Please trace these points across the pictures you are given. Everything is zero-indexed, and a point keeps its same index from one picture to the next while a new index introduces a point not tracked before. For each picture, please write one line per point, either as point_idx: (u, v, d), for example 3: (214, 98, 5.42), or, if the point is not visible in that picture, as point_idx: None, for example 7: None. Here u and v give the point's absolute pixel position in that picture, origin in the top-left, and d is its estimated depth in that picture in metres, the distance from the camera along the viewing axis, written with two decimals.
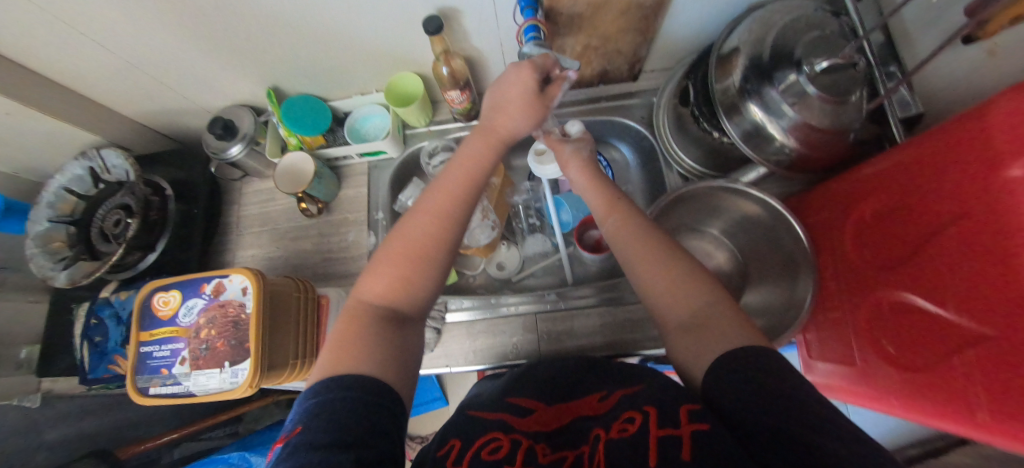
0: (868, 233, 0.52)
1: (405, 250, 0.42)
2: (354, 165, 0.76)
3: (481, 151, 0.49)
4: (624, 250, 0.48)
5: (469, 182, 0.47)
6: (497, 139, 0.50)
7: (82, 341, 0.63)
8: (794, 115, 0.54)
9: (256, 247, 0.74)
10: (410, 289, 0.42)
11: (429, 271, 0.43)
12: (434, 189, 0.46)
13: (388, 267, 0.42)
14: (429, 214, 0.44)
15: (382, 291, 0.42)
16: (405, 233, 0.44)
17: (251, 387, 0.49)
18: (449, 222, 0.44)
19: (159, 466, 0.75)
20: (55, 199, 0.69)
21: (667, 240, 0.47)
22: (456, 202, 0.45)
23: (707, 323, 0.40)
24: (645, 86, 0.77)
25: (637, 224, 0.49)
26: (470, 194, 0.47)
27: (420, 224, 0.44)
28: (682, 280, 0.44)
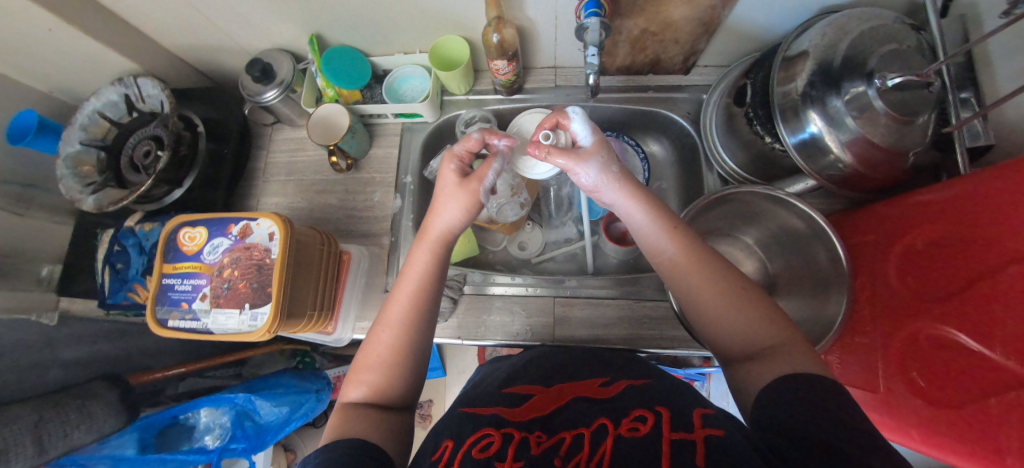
0: (915, 262, 0.49)
1: (372, 360, 0.45)
2: (388, 124, 0.74)
3: (429, 254, 0.50)
4: (681, 279, 0.47)
5: (422, 283, 0.48)
6: (440, 237, 0.50)
7: (105, 266, 0.64)
8: (856, 129, 0.51)
9: (280, 196, 0.74)
10: (384, 386, 0.43)
11: (401, 369, 0.45)
12: (391, 299, 0.48)
13: (366, 373, 0.44)
14: (390, 322, 0.46)
15: (369, 386, 0.44)
16: (375, 342, 0.46)
17: (269, 332, 0.48)
18: (411, 327, 0.46)
19: (163, 397, 0.75)
20: (88, 121, 0.69)
21: (730, 280, 0.44)
22: (416, 306, 0.47)
23: (768, 355, 0.39)
24: (696, 81, 0.74)
25: (703, 259, 0.46)
26: (427, 292, 0.48)
27: (382, 332, 0.46)
28: (746, 319, 0.42)
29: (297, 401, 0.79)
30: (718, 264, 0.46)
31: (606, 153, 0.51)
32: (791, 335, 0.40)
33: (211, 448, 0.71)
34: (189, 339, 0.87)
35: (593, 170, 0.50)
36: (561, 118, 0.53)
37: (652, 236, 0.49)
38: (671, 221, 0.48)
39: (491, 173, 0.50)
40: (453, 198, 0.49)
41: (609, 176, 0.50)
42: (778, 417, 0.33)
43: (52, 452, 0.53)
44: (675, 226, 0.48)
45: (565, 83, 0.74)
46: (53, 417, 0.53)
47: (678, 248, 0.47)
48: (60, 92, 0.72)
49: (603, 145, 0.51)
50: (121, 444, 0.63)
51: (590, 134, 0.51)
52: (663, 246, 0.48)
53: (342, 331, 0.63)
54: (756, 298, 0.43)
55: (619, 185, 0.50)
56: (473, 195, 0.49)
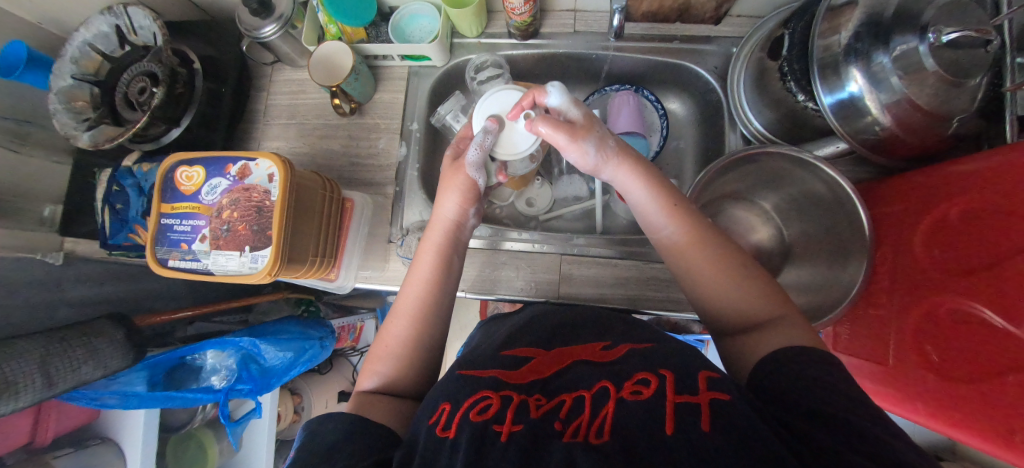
0: (943, 235, 0.47)
1: (386, 349, 0.46)
2: (393, 67, 0.70)
3: (437, 251, 0.50)
4: (681, 260, 0.45)
5: (435, 281, 0.49)
6: (446, 231, 0.52)
7: (102, 206, 0.62)
8: (900, 90, 0.46)
9: (281, 140, 0.71)
10: (399, 372, 0.45)
11: (414, 357, 0.46)
12: (404, 290, 0.50)
13: (380, 362, 0.46)
14: (403, 313, 0.48)
15: (384, 372, 0.45)
16: (388, 331, 0.48)
17: (270, 275, 0.47)
18: (423, 320, 0.47)
19: (172, 339, 0.77)
20: (78, 54, 0.65)
21: (732, 257, 0.42)
22: (429, 299, 0.48)
23: (763, 328, 0.38)
24: (727, 33, 0.68)
25: (704, 237, 0.44)
26: (440, 288, 0.49)
27: (396, 322, 0.47)
28: (743, 291, 0.41)
29: (302, 348, 0.82)
30: (720, 242, 0.44)
31: (591, 130, 0.48)
32: (788, 311, 0.39)
33: (218, 388, 0.72)
34: (193, 285, 0.88)
35: (590, 148, 0.48)
36: (538, 95, 0.51)
37: (651, 213, 0.47)
38: (672, 199, 0.46)
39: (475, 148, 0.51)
40: (452, 189, 0.52)
41: (608, 152, 0.48)
42: (784, 387, 0.32)
43: (61, 385, 0.53)
44: (675, 204, 0.46)
45: (585, 29, 0.68)
46: (59, 351, 0.53)
47: (677, 227, 0.45)
48: (50, 24, 0.69)
49: (592, 120, 0.49)
50: (132, 380, 0.64)
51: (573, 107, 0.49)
52: (662, 225, 0.46)
53: (344, 279, 0.62)
54: (757, 276, 0.41)
55: (617, 161, 0.48)
56: (467, 186, 0.52)
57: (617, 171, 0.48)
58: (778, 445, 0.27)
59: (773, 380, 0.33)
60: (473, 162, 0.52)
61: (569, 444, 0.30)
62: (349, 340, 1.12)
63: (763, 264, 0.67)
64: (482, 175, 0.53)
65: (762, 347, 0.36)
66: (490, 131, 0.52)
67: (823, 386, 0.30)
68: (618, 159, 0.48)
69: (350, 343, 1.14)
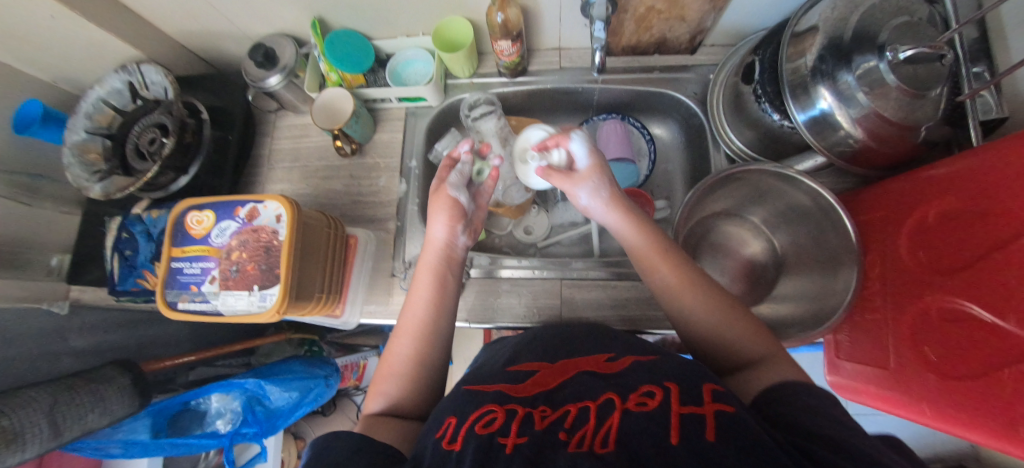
0: (927, 237, 0.49)
1: (391, 369, 0.47)
2: (391, 108, 0.74)
3: (433, 271, 0.53)
4: (674, 302, 0.47)
5: (435, 297, 0.51)
6: (442, 251, 0.54)
7: (114, 253, 0.64)
8: (866, 104, 0.50)
9: (286, 183, 0.74)
10: (405, 391, 0.45)
11: (418, 377, 0.47)
12: (405, 311, 0.51)
13: (387, 383, 0.46)
14: (405, 332, 0.49)
15: (390, 394, 0.45)
16: (391, 353, 0.48)
17: (278, 313, 0.48)
18: (426, 339, 0.48)
19: (174, 384, 0.76)
20: (93, 110, 0.69)
21: (720, 301, 0.45)
22: (431, 318, 0.49)
23: (763, 364, 0.39)
24: (703, 61, 0.72)
25: (693, 280, 0.46)
26: (440, 304, 0.51)
27: (398, 342, 0.48)
28: (734, 333, 0.42)
29: (307, 386, 0.81)
30: (706, 285, 0.46)
31: (593, 175, 0.54)
32: (777, 349, 0.41)
33: (223, 432, 0.72)
34: (198, 328, 0.88)
35: (586, 191, 0.54)
36: (562, 139, 0.57)
37: (642, 257, 0.49)
38: (662, 243, 0.49)
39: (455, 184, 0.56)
40: (442, 213, 0.54)
41: (602, 196, 0.53)
42: (783, 409, 0.32)
43: (67, 435, 0.53)
44: (665, 249, 0.48)
45: (570, 65, 0.73)
46: (66, 400, 0.53)
47: (669, 272, 0.47)
48: (64, 82, 0.73)
49: (598, 169, 0.54)
50: (136, 428, 0.63)
51: (585, 158, 0.55)
52: (655, 270, 0.48)
53: (350, 314, 0.63)
54: (744, 318, 0.44)
55: (608, 205, 0.53)
56: (454, 207, 0.54)
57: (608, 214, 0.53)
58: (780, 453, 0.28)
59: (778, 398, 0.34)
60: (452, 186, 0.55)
61: (574, 453, 0.31)
62: (353, 378, 1.12)
63: (758, 278, 0.69)
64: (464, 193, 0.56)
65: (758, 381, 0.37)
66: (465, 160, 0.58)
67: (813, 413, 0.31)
68: (611, 204, 0.53)
69: (354, 382, 1.15)
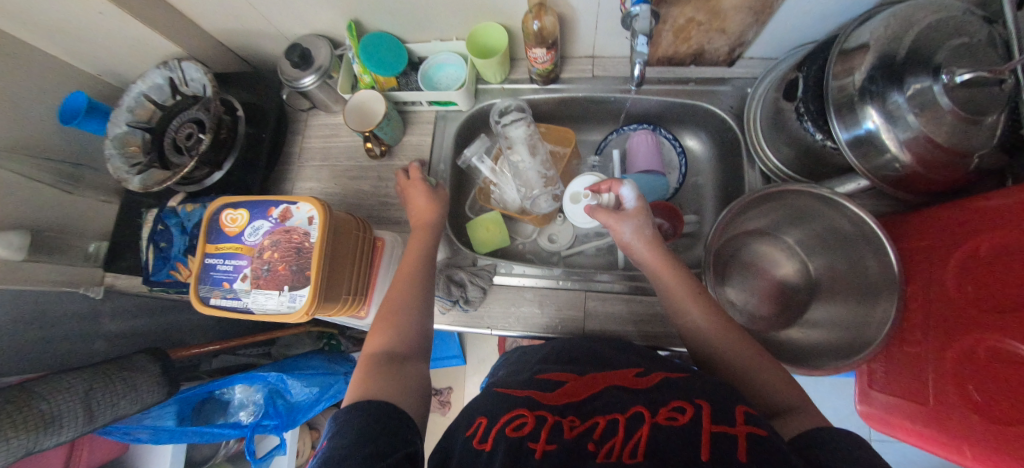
0: (974, 270, 0.46)
1: (384, 320, 0.50)
2: (421, 111, 0.74)
3: (418, 235, 0.59)
4: (706, 342, 0.47)
5: (413, 250, 0.57)
6: (424, 219, 0.60)
7: (149, 244, 0.66)
8: (917, 126, 0.47)
9: (314, 181, 0.75)
10: (397, 334, 0.48)
11: (406, 323, 0.49)
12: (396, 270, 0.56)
13: (379, 326, 0.49)
14: (397, 285, 0.53)
15: (384, 340, 0.47)
16: (385, 306, 0.52)
17: (307, 314, 0.49)
18: (414, 287, 0.53)
19: (198, 371, 0.77)
20: (134, 104, 0.71)
21: (749, 347, 0.45)
22: (417, 271, 0.55)
23: (794, 413, 0.38)
24: (740, 74, 0.70)
25: (724, 326, 0.47)
26: (416, 254, 0.57)
27: (392, 295, 0.52)
28: (762, 379, 0.42)
29: (326, 383, 0.82)
30: (732, 329, 0.47)
31: (638, 216, 0.53)
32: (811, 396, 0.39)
33: (246, 423, 0.73)
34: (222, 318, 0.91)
35: (629, 230, 0.53)
36: (614, 184, 0.58)
37: (674, 298, 0.50)
38: (694, 286, 0.50)
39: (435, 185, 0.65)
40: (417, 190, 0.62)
41: (646, 238, 0.53)
42: (824, 459, 0.31)
43: (100, 420, 0.54)
44: (698, 291, 0.49)
45: (603, 73, 0.72)
46: (101, 386, 0.55)
47: (698, 313, 0.48)
48: (109, 75, 0.75)
49: (643, 211, 0.54)
50: (161, 415, 0.65)
51: (633, 200, 0.55)
52: (685, 313, 0.49)
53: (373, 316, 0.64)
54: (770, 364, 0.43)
55: (649, 247, 0.53)
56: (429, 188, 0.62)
57: (643, 254, 0.53)
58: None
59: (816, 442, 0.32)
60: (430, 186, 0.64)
61: (604, 466, 0.30)
62: None
63: (789, 301, 0.66)
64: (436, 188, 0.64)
65: (794, 427, 0.36)
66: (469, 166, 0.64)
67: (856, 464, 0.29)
68: (652, 247, 0.52)
69: None
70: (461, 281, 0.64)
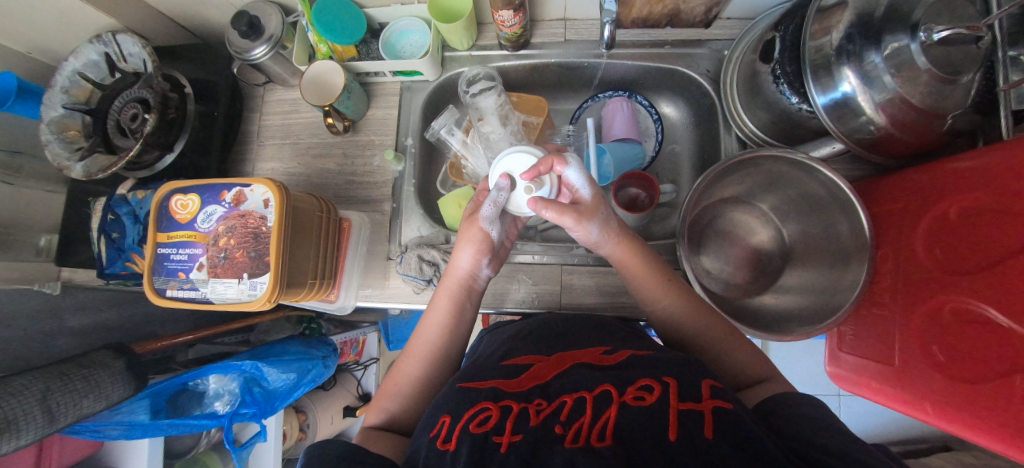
0: (944, 233, 0.46)
1: (395, 386, 0.49)
2: (385, 83, 0.70)
3: (452, 297, 0.52)
4: (681, 327, 0.48)
5: (450, 325, 0.51)
6: (462, 280, 0.53)
7: (100, 236, 0.62)
8: (893, 88, 0.46)
9: (276, 161, 0.71)
10: (405, 410, 0.47)
11: (415, 401, 0.48)
12: (418, 331, 0.52)
13: (388, 400, 0.48)
14: (416, 354, 0.50)
15: (393, 414, 0.47)
16: (399, 371, 0.50)
17: (270, 301, 0.47)
18: (434, 364, 0.50)
19: (173, 364, 0.77)
20: (69, 83, 0.65)
21: (721, 326, 0.47)
22: (442, 344, 0.51)
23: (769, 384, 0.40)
24: (718, 36, 0.68)
25: (696, 310, 0.49)
26: (454, 332, 0.51)
27: (408, 363, 0.50)
28: (736, 359, 0.44)
29: (304, 368, 0.81)
30: (704, 309, 0.49)
31: (597, 211, 0.50)
32: None
33: (222, 413, 0.72)
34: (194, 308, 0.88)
35: (596, 229, 0.50)
36: (556, 163, 0.51)
37: (645, 289, 0.51)
38: (664, 273, 0.51)
39: (490, 203, 0.52)
40: (470, 243, 0.52)
41: (610, 231, 0.51)
42: (788, 424, 0.32)
43: (62, 421, 0.52)
44: (667, 279, 0.50)
45: (576, 37, 0.68)
46: (60, 386, 0.53)
47: (670, 300, 0.49)
48: (39, 53, 0.68)
49: (600, 201, 0.52)
50: (133, 410, 0.63)
51: (586, 187, 0.51)
52: (657, 299, 0.50)
53: (345, 299, 0.62)
54: (744, 345, 0.46)
55: (616, 241, 0.52)
56: (482, 240, 0.52)
57: (613, 248, 0.52)
58: (776, 452, 0.27)
59: (781, 411, 0.34)
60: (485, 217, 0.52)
61: (571, 449, 0.29)
62: (353, 354, 1.15)
63: (764, 267, 0.67)
64: (496, 227, 0.53)
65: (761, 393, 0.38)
66: (503, 189, 0.53)
67: (815, 426, 0.31)
68: (618, 240, 0.51)
69: (353, 357, 1.17)
70: (433, 260, 0.62)
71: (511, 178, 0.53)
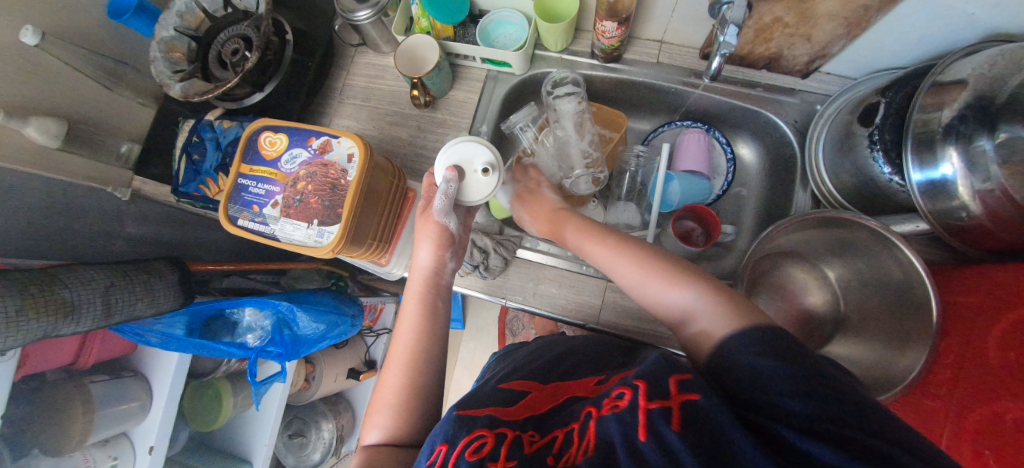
0: (1021, 334, 0.44)
1: (383, 400, 0.46)
2: (473, 67, 0.71)
3: (418, 297, 0.52)
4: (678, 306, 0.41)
5: (423, 325, 0.50)
6: (425, 277, 0.53)
7: (182, 155, 0.66)
8: (997, 178, 0.44)
9: (353, 120, 0.73)
10: (404, 419, 0.44)
11: (412, 411, 0.45)
12: (395, 340, 0.50)
13: (382, 414, 0.45)
14: (395, 362, 0.48)
15: (389, 426, 0.44)
16: (384, 384, 0.47)
17: (333, 251, 0.49)
18: (417, 366, 0.47)
19: (209, 288, 0.78)
20: (184, 9, 0.69)
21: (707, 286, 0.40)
22: (420, 344, 0.48)
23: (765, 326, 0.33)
24: (812, 88, 0.66)
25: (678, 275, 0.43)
26: (428, 326, 0.49)
27: (389, 373, 0.48)
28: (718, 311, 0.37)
29: (333, 322, 0.84)
30: (653, 253, 0.46)
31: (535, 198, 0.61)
32: None
33: (251, 346, 0.75)
34: (239, 241, 0.92)
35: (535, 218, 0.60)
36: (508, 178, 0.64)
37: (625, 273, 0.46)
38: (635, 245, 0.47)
39: (439, 196, 0.50)
40: (425, 238, 0.54)
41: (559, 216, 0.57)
42: (745, 380, 0.30)
43: (116, 317, 0.56)
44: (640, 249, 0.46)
45: (668, 61, 0.68)
46: (122, 284, 0.56)
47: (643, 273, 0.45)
48: None
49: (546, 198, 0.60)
50: (172, 323, 0.66)
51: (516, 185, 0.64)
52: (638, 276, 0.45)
53: (394, 265, 0.63)
54: (698, 278, 0.42)
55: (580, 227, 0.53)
56: (439, 233, 0.53)
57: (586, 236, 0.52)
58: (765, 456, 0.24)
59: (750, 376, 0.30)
60: (437, 209, 0.51)
61: None
62: (369, 320, 1.18)
63: (812, 329, 0.65)
64: (451, 218, 0.53)
65: (723, 322, 0.36)
66: (452, 180, 0.49)
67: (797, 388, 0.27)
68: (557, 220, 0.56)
69: (368, 323, 1.20)
70: (484, 248, 0.63)
71: (458, 168, 0.50)
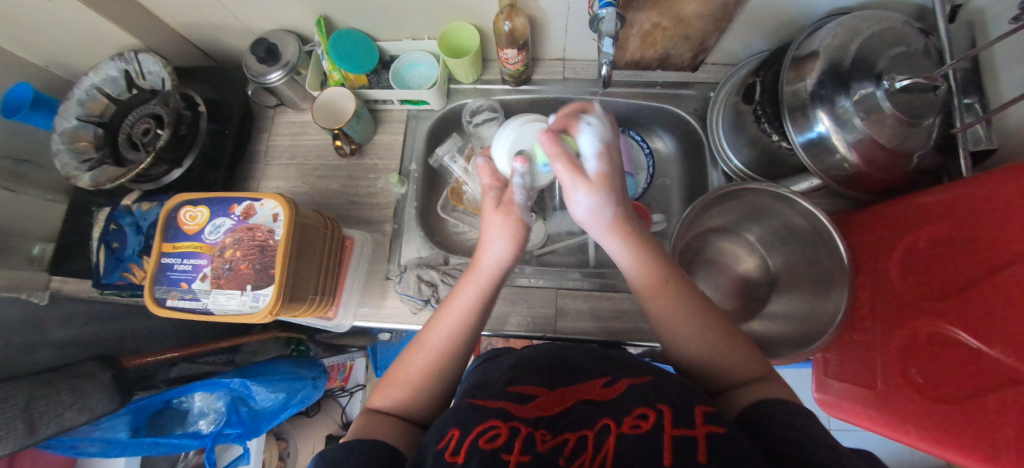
0: (918, 261, 0.49)
1: (404, 376, 0.45)
2: (393, 110, 0.74)
3: (477, 292, 0.48)
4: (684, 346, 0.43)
5: (470, 320, 0.47)
6: (490, 273, 0.48)
7: (99, 245, 0.62)
8: (863, 129, 0.50)
9: (281, 180, 0.73)
10: (415, 401, 0.44)
11: (423, 393, 0.44)
12: (433, 321, 0.48)
13: (399, 386, 0.45)
14: (428, 345, 0.46)
15: (399, 400, 0.44)
16: (409, 360, 0.46)
17: (271, 314, 0.47)
18: (449, 354, 0.46)
19: (155, 381, 0.73)
20: (86, 96, 0.68)
21: (715, 331, 0.42)
22: (458, 337, 0.46)
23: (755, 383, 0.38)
24: (704, 79, 0.73)
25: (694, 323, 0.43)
26: (472, 326, 0.47)
27: (420, 353, 0.46)
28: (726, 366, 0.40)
29: (294, 388, 0.80)
30: (705, 314, 0.43)
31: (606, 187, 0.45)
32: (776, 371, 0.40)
33: (205, 433, 0.70)
34: (182, 324, 0.86)
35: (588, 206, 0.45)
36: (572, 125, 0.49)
37: (635, 277, 0.46)
38: (662, 273, 0.45)
39: (518, 190, 0.51)
40: (499, 230, 0.49)
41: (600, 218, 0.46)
42: (766, 424, 0.32)
43: (43, 432, 0.51)
44: (665, 279, 0.45)
45: (574, 76, 0.73)
46: (44, 396, 0.51)
47: (664, 300, 0.44)
48: (57, 67, 0.71)
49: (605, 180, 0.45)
50: (113, 426, 0.61)
51: (594, 160, 0.46)
52: (648, 294, 0.45)
53: (343, 317, 0.62)
54: (740, 346, 0.42)
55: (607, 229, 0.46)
56: (516, 227, 0.49)
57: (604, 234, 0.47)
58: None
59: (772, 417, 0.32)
60: (517, 202, 0.51)
61: None
62: (340, 378, 1.13)
63: (751, 293, 0.70)
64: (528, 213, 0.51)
65: (747, 395, 0.37)
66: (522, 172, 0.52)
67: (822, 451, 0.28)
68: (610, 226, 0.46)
69: (340, 382, 1.15)
70: (432, 280, 0.63)
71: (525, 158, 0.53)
